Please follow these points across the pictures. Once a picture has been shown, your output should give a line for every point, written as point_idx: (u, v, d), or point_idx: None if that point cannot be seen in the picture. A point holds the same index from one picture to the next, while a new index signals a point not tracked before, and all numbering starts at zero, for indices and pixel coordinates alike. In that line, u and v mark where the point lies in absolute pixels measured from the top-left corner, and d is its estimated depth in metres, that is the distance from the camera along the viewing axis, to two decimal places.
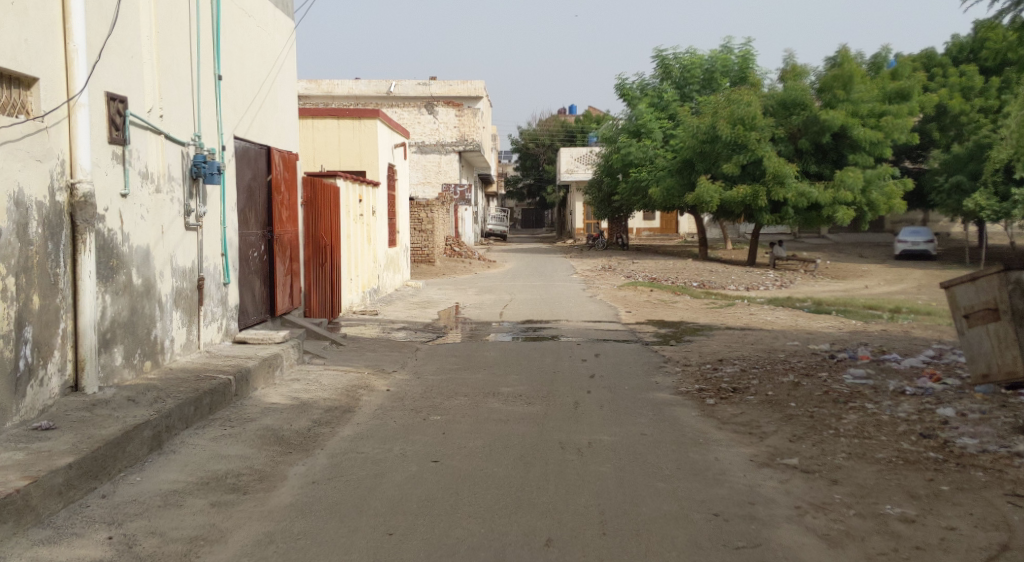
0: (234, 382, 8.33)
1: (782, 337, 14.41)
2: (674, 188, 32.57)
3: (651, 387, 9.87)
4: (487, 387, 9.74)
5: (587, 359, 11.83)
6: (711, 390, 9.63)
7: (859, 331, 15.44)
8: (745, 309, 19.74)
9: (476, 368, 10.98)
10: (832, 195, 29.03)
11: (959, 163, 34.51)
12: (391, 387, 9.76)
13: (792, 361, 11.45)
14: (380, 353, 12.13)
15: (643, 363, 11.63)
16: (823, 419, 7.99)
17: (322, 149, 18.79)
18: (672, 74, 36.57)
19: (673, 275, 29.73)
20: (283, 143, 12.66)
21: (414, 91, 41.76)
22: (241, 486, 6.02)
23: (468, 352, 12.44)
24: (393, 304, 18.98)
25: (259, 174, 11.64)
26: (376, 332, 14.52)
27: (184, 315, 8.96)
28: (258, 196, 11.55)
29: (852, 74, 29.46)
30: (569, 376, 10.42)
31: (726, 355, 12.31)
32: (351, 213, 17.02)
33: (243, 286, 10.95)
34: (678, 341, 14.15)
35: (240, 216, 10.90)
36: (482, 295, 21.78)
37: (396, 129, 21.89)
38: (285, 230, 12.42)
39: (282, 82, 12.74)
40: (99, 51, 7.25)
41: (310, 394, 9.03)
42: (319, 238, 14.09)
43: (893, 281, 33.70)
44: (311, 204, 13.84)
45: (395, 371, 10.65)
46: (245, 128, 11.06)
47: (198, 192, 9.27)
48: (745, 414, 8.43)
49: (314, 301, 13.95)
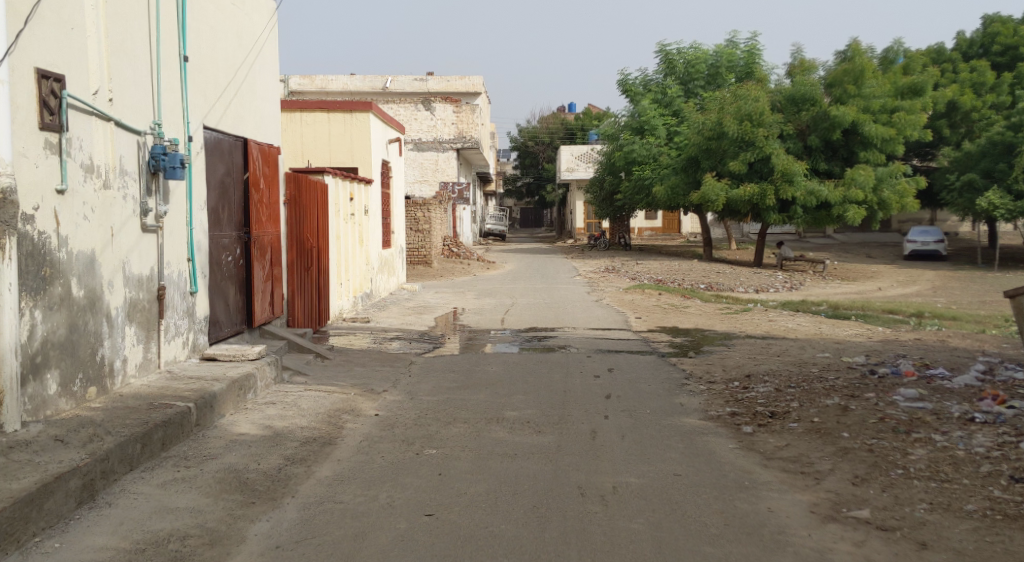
0: (196, 410, 7.12)
1: (809, 347, 13.20)
2: (678, 186, 31.41)
3: (678, 410, 8.66)
4: (489, 411, 8.54)
5: (600, 375, 10.62)
6: (746, 415, 8.41)
7: (890, 341, 14.31)
8: (760, 314, 18.57)
9: (476, 387, 9.77)
10: (843, 193, 27.91)
11: (971, 161, 33.31)
12: (381, 411, 8.57)
13: (830, 379, 10.23)
14: (369, 368, 10.90)
15: (662, 380, 10.40)
16: (886, 454, 6.80)
17: (311, 145, 17.57)
18: (676, 69, 35.32)
19: (679, 277, 28.61)
20: (262, 135, 11.45)
21: (411, 86, 40.52)
22: (185, 555, 4.91)
23: (468, 366, 11.25)
24: (387, 310, 17.76)
25: (234, 169, 10.42)
26: (367, 342, 13.32)
27: (140, 330, 7.76)
28: (233, 193, 10.35)
29: (863, 68, 28.38)
30: (582, 396, 9.21)
31: (754, 371, 11.08)
32: (341, 212, 15.81)
33: (214, 294, 9.74)
34: (697, 353, 12.92)
35: (211, 216, 9.70)
36: (482, 299, 20.59)
37: (391, 123, 20.66)
38: (264, 231, 11.22)
39: (261, 68, 11.50)
40: (24, 19, 6.13)
41: (286, 422, 7.83)
42: (304, 240, 12.88)
43: (906, 282, 32.49)
44: (295, 203, 12.63)
45: (385, 391, 9.44)
46: (217, 118, 9.86)
47: (157, 187, 8.07)
48: (792, 447, 7.22)
49: (299, 310, 12.71)
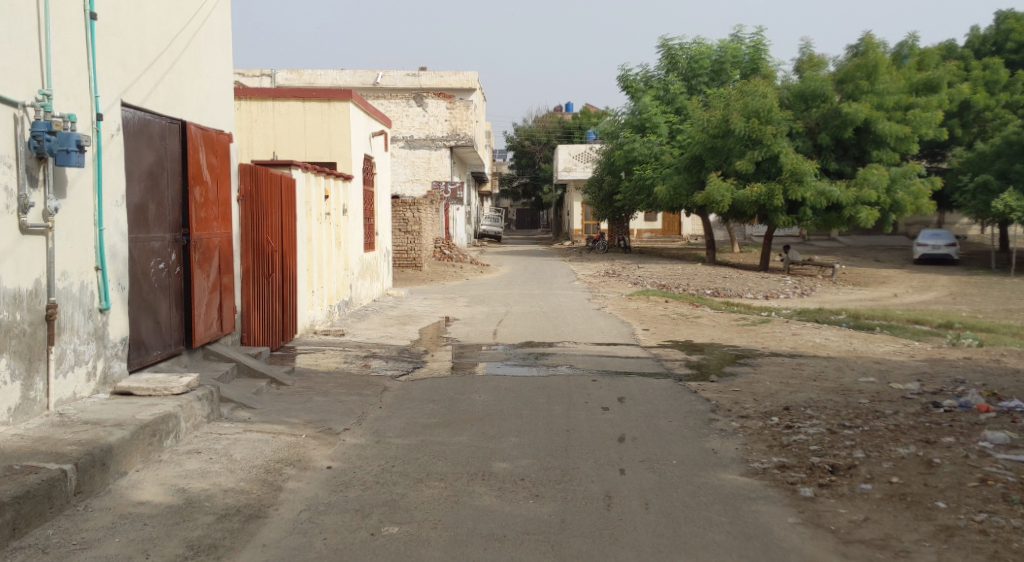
0: (76, 474, 5.34)
1: (846, 370, 11.40)
2: (681, 186, 29.55)
3: (712, 463, 6.86)
4: (474, 462, 6.74)
5: (610, 407, 8.80)
6: (800, 469, 6.62)
7: (936, 361, 12.54)
8: (780, 326, 16.71)
9: (458, 425, 7.94)
10: (855, 193, 26.07)
11: (985, 162, 31.58)
12: (336, 461, 6.75)
13: (889, 416, 8.44)
14: (333, 397, 9.07)
15: (684, 414, 8.59)
16: (1009, 542, 5.11)
17: (284, 137, 15.74)
18: (679, 64, 33.43)
19: (684, 281, 26.88)
20: (208, 119, 9.59)
21: (402, 81, 38.70)
22: None
23: (451, 394, 9.41)
24: (367, 320, 15.93)
25: (168, 157, 8.59)
26: (338, 361, 11.50)
27: (13, 363, 6.00)
28: (166, 186, 8.52)
29: (877, 63, 26.56)
30: (590, 440, 7.42)
31: (793, 403, 9.28)
32: (313, 212, 13.97)
33: (138, 311, 7.94)
34: (720, 375, 11.08)
35: (134, 216, 7.90)
36: (472, 306, 18.74)
37: (374, 114, 18.87)
38: (211, 233, 9.39)
39: (208, 37, 9.63)
40: None
41: (207, 482, 6.00)
42: (263, 244, 11.04)
43: (922, 288, 30.77)
44: (252, 200, 10.80)
45: (346, 431, 7.62)
46: (142, 94, 8.03)
47: (46, 176, 6.35)
48: (875, 523, 5.46)
49: (258, 325, 10.89)
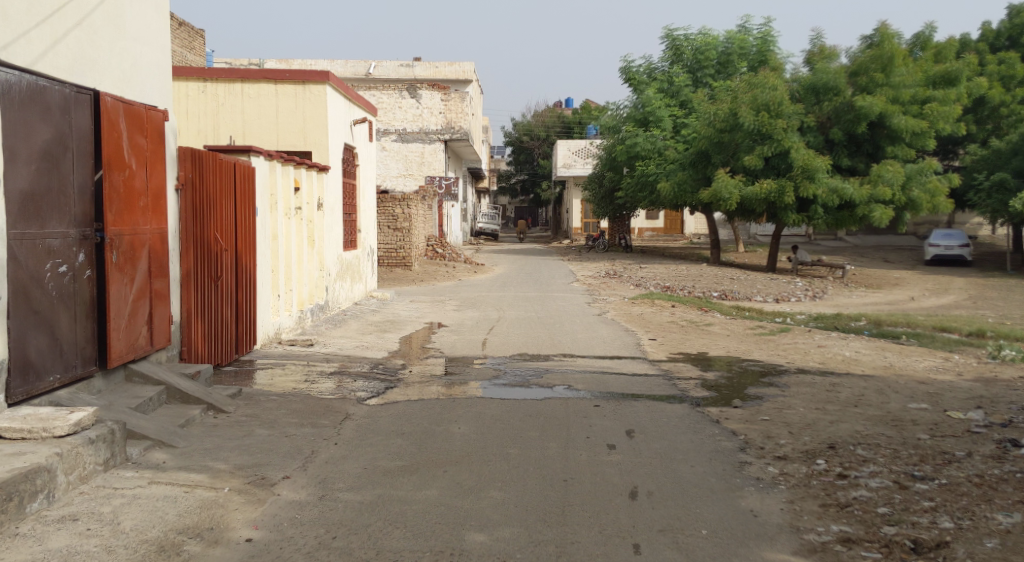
0: None
1: (890, 392, 9.73)
2: (685, 182, 27.84)
3: (753, 533, 5.28)
4: (443, 532, 5.17)
5: (617, 445, 7.15)
6: (871, 547, 5.07)
7: (987, 380, 10.91)
8: (801, 335, 15.06)
9: (427, 471, 6.31)
10: (869, 191, 24.43)
11: (1001, 160, 29.91)
12: (259, 530, 5.16)
13: (963, 460, 6.79)
14: (280, 430, 7.44)
15: (710, 455, 6.96)
16: None
17: (254, 124, 14.01)
18: (684, 56, 31.75)
19: (689, 283, 25.28)
20: (135, 89, 7.96)
21: (395, 73, 36.95)
22: None
23: (426, 424, 7.76)
24: (344, 326, 14.26)
25: (74, 134, 6.94)
26: (298, 379, 9.83)
27: None
28: (71, 169, 6.88)
29: (893, 54, 24.79)
30: (596, 493, 5.86)
31: (838, 439, 7.60)
32: (280, 206, 12.31)
33: (22, 330, 6.33)
34: (745, 400, 9.43)
35: (16, 206, 6.30)
36: (463, 311, 17.10)
37: (357, 101, 17.20)
38: (133, 225, 7.73)
39: None
40: None
41: None
42: (204, 239, 9.35)
43: (938, 290, 29.17)
44: (190, 192, 9.09)
45: (284, 481, 6.02)
46: (37, 57, 6.51)
47: None
48: None
49: (200, 336, 9.24)
